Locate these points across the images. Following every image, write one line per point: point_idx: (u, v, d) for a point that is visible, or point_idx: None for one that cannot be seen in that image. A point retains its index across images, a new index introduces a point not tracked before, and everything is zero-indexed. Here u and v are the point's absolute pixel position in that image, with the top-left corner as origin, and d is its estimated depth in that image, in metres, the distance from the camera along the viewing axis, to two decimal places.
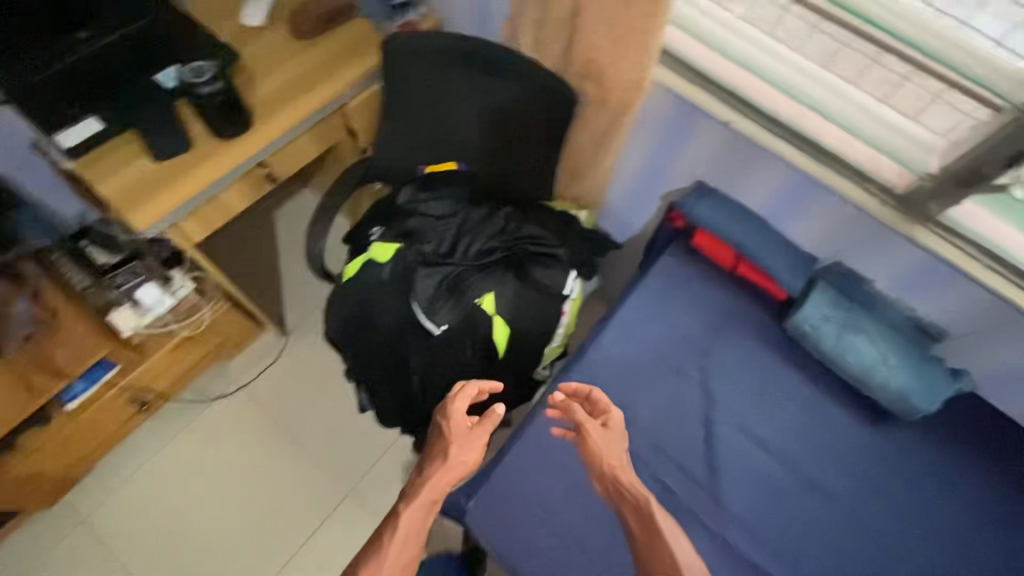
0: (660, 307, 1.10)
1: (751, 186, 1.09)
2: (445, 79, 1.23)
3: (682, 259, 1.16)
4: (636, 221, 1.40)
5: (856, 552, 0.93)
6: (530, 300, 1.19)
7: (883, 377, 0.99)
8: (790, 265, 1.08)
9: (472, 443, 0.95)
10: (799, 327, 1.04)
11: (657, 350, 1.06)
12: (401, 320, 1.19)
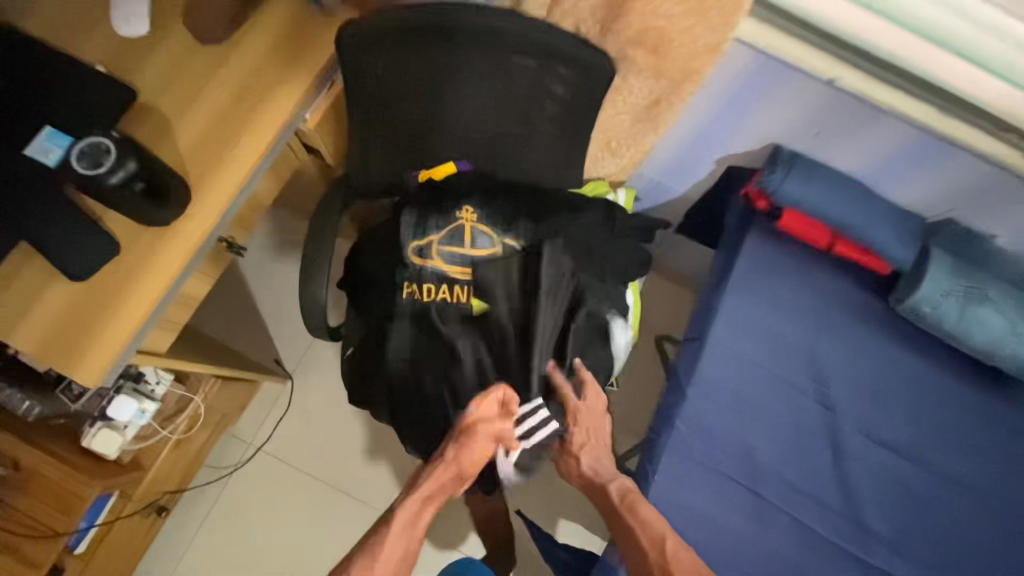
0: (756, 312, 0.93)
1: (847, 147, 0.88)
2: (425, 64, 0.89)
3: (766, 245, 0.96)
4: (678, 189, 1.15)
5: (1001, 536, 0.88)
6: (591, 324, 1.02)
7: (1013, 349, 0.88)
8: (901, 236, 0.90)
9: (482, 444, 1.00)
10: (915, 309, 0.90)
11: (763, 367, 0.91)
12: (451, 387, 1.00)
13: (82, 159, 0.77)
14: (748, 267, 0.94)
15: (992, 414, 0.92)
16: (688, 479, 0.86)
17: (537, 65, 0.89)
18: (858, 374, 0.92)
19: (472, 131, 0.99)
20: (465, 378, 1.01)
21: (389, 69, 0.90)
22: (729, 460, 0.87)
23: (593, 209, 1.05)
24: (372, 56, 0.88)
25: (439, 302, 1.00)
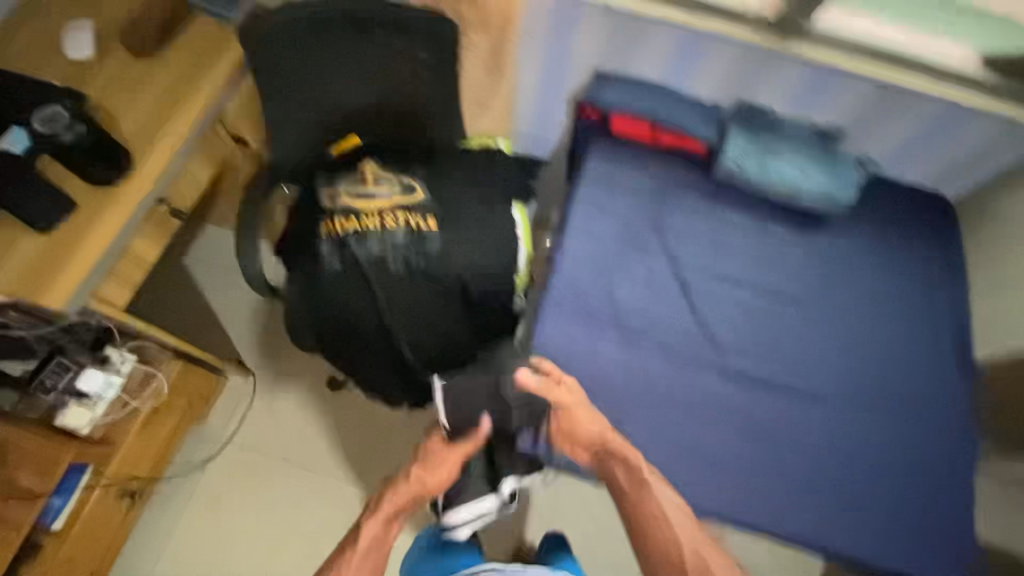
0: (608, 196, 1.14)
1: (644, 59, 1.15)
2: (315, 52, 1.12)
3: (608, 147, 1.19)
4: (551, 135, 1.41)
5: (828, 334, 1.07)
6: (487, 236, 1.20)
7: (806, 187, 1.10)
8: (703, 119, 1.15)
9: (443, 458, 0.99)
10: (727, 171, 1.13)
11: (619, 236, 1.11)
12: (373, 306, 1.13)
13: (42, 121, 0.97)
14: (597, 165, 1.17)
15: (811, 246, 1.13)
16: (567, 328, 1.04)
17: (404, 44, 1.13)
18: (695, 230, 1.13)
19: (365, 103, 1.24)
20: (384, 296, 1.13)
21: (290, 60, 1.12)
22: (599, 309, 1.05)
23: (472, 151, 1.31)
24: (275, 50, 1.10)
25: (353, 233, 1.13)
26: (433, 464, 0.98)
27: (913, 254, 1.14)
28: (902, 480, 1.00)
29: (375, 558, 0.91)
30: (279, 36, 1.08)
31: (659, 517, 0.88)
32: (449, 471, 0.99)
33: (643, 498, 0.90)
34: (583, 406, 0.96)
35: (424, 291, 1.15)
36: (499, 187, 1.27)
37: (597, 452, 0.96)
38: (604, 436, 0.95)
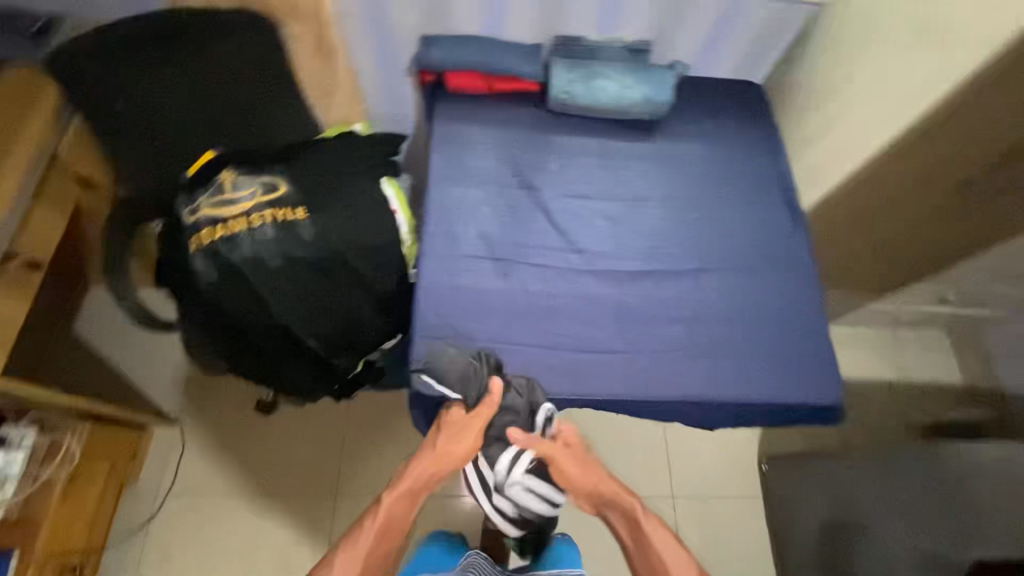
0: (460, 149, 1.22)
1: (458, 15, 1.22)
2: (143, 68, 1.19)
3: (450, 105, 1.26)
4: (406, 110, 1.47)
5: (681, 220, 1.19)
6: (358, 214, 1.23)
7: (629, 97, 1.21)
8: (526, 58, 1.23)
9: (465, 431, 0.99)
10: (559, 100, 1.22)
11: (476, 182, 1.19)
12: (261, 305, 1.14)
13: None
14: (443, 122, 1.24)
15: (649, 149, 1.25)
16: (447, 274, 1.11)
17: (232, 44, 1.22)
18: (545, 160, 1.22)
19: (205, 113, 1.24)
20: (272, 294, 1.14)
21: (118, 80, 1.18)
22: (474, 249, 1.13)
23: (329, 139, 1.34)
24: (100, 73, 1.16)
25: (221, 240, 1.14)
26: (451, 440, 0.99)
27: (738, 135, 1.28)
28: (783, 334, 1.11)
29: (391, 529, 0.96)
30: (111, 60, 1.17)
31: (653, 553, 0.95)
32: (467, 447, 0.99)
33: (641, 529, 0.98)
34: (580, 453, 1.03)
35: (308, 278, 1.17)
36: (361, 166, 1.31)
37: (601, 504, 1.04)
38: (602, 489, 1.02)
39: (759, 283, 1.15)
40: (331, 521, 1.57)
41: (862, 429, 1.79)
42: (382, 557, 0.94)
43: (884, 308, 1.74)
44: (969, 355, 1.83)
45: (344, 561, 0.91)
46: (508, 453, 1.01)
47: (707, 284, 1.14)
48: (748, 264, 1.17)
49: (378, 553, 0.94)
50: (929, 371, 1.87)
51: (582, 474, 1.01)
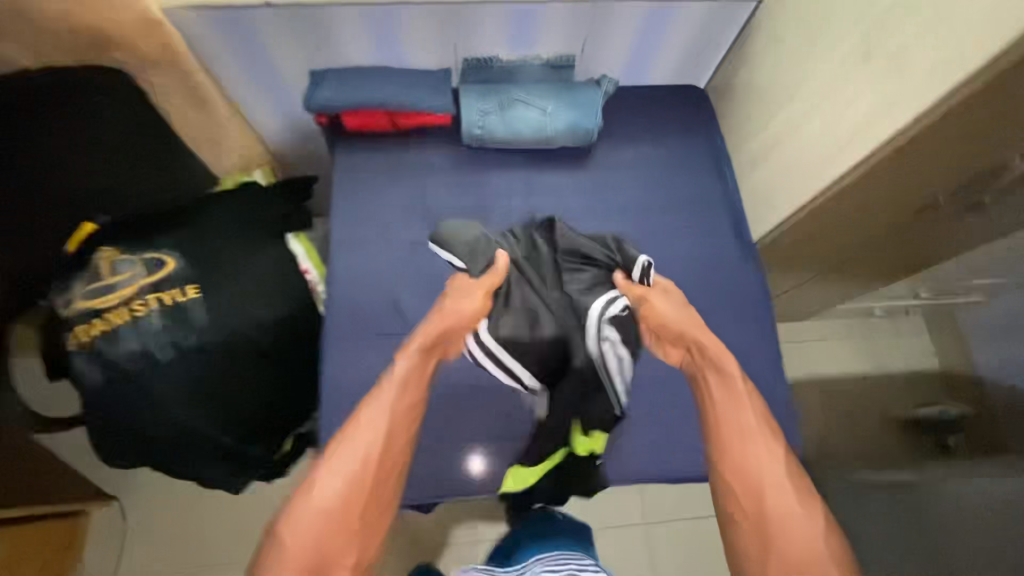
0: (363, 204, 1.07)
1: (349, 49, 1.04)
2: None
3: (353, 149, 1.11)
4: (316, 146, 1.31)
5: None
6: (263, 282, 1.11)
7: (552, 127, 1.06)
8: (430, 90, 1.07)
9: (459, 294, 0.92)
10: (473, 136, 1.08)
11: (383, 242, 1.05)
12: (156, 401, 1.02)
13: None
14: (345, 174, 1.09)
15: (580, 181, 1.12)
16: (357, 355, 0.98)
17: (76, 108, 1.03)
18: (465, 205, 1.09)
19: (69, 186, 1.06)
20: (168, 389, 1.02)
21: None
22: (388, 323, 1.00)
23: (225, 197, 1.20)
24: None
25: (100, 336, 1.00)
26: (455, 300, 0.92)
27: (679, 155, 1.15)
28: None
29: (413, 384, 0.89)
30: None
31: (743, 437, 0.83)
32: (473, 308, 0.91)
33: (734, 418, 0.85)
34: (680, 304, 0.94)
35: (207, 365, 1.04)
36: (261, 223, 1.17)
37: (703, 363, 0.90)
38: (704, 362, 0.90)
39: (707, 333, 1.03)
40: None
41: None
42: (410, 411, 0.87)
43: (855, 304, 1.65)
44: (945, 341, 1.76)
45: (374, 416, 0.85)
46: (598, 302, 0.94)
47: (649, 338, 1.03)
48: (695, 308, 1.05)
49: (408, 409, 0.88)
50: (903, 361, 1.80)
51: (680, 318, 0.92)
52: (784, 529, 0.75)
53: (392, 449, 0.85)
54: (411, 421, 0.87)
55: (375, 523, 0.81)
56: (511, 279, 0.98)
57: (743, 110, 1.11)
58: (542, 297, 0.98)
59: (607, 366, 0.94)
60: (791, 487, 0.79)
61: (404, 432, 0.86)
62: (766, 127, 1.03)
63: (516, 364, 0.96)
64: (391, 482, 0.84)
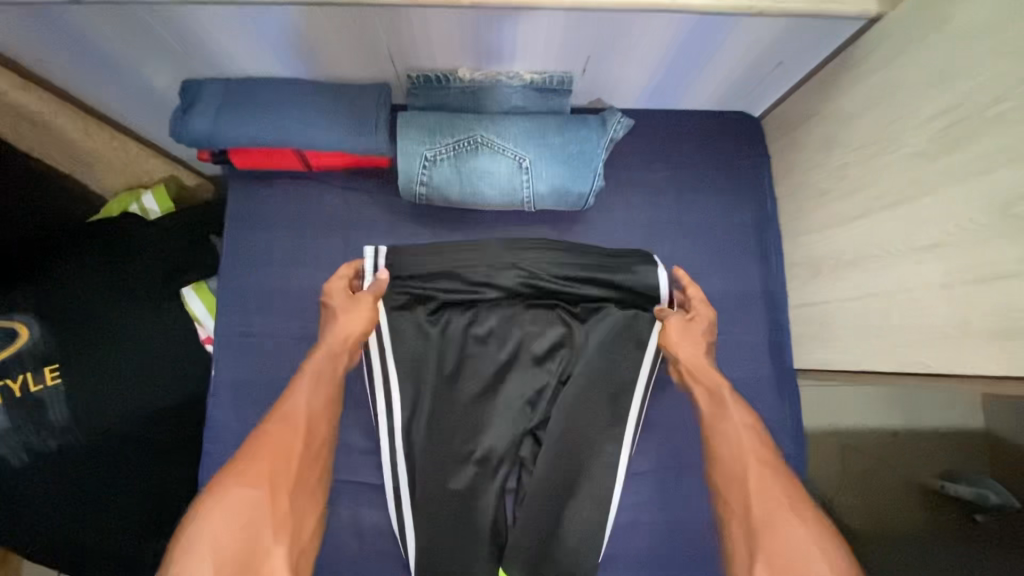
0: (261, 281, 0.78)
1: (232, 56, 0.70)
2: None
3: (253, 196, 0.80)
4: None
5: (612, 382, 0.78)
6: (143, 358, 0.86)
7: (529, 190, 0.74)
8: (352, 123, 0.73)
9: (354, 313, 0.72)
10: (415, 193, 0.75)
11: (284, 339, 0.77)
12: (10, 512, 0.82)
13: None
14: (237, 233, 0.79)
15: None
16: None
17: None
18: None
19: None
20: (27, 498, 0.82)
21: None
22: None
23: (98, 232, 0.91)
24: None
25: None
26: (348, 311, 0.72)
27: (708, 225, 0.82)
28: None
29: (325, 380, 0.69)
30: None
31: (741, 448, 0.64)
32: (369, 323, 0.72)
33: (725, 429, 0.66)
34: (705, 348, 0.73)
35: (73, 467, 0.83)
36: (145, 273, 0.89)
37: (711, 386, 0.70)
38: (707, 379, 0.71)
39: None
40: None
41: None
42: (330, 409, 0.68)
43: None
44: None
45: (286, 413, 0.65)
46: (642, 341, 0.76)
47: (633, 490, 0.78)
48: None
49: (325, 407, 0.68)
50: None
51: (693, 355, 0.72)
52: (772, 531, 0.57)
53: (313, 446, 0.64)
54: (329, 419, 0.67)
55: (301, 536, 0.59)
56: (456, 313, 0.77)
57: (809, 176, 0.75)
58: (503, 341, 0.78)
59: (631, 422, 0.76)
60: (779, 480, 0.61)
61: (321, 430, 0.66)
62: (837, 217, 0.70)
63: (459, 438, 0.74)
64: (313, 488, 0.63)
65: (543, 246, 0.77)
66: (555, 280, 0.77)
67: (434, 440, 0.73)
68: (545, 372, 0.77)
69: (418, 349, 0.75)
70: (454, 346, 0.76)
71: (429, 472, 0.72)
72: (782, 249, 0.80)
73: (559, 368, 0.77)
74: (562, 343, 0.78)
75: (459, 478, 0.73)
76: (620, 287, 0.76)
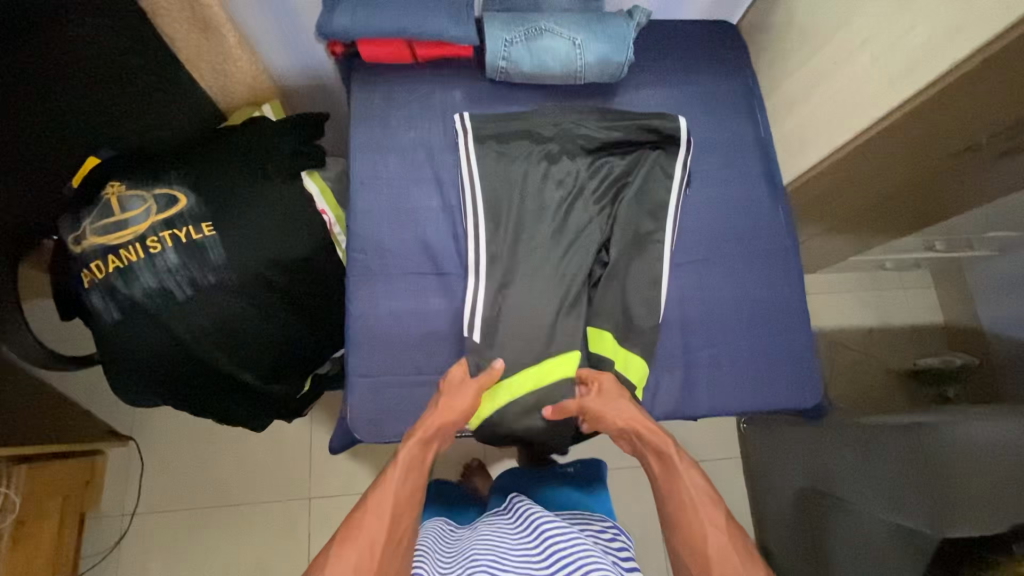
0: (379, 138, 1.01)
1: None
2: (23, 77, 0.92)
3: (369, 81, 1.05)
4: (327, 81, 1.26)
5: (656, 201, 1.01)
6: (277, 219, 1.07)
7: (581, 60, 1.01)
8: (452, 15, 0.99)
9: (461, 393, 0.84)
10: (497, 68, 1.02)
11: (401, 179, 0.99)
12: (174, 340, 1.00)
13: None
14: (360, 106, 1.03)
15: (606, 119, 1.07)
16: (376, 296, 0.93)
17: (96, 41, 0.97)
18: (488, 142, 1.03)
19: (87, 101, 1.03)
20: (187, 328, 1.00)
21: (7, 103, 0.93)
22: (411, 263, 0.95)
23: (234, 132, 1.14)
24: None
25: (116, 271, 0.98)
26: (453, 393, 0.84)
27: (710, 93, 1.10)
28: (768, 326, 0.99)
29: (416, 471, 0.76)
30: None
31: (681, 500, 0.75)
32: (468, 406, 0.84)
33: (674, 486, 0.76)
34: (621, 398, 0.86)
35: (225, 302, 1.02)
36: (272, 158, 1.12)
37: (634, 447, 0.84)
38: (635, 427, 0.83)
39: (734, 279, 1.00)
40: (307, 530, 1.52)
41: (842, 377, 1.77)
42: (416, 496, 0.74)
43: (870, 259, 1.64)
44: (954, 294, 1.79)
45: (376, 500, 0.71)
46: (673, 166, 1.02)
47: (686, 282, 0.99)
48: (727, 252, 1.02)
49: (412, 489, 0.75)
50: (908, 315, 1.84)
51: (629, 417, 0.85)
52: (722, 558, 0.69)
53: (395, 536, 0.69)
54: (414, 507, 0.73)
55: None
56: (531, 158, 1.02)
57: (779, 48, 1.05)
58: (570, 175, 1.02)
59: (670, 225, 1.00)
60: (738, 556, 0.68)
61: (405, 524, 0.72)
62: (804, 63, 0.98)
63: (545, 241, 0.97)
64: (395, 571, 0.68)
65: (593, 109, 1.05)
66: (604, 134, 1.03)
67: (517, 246, 0.97)
68: (598, 202, 1.01)
69: (496, 184, 0.99)
70: (533, 180, 1.01)
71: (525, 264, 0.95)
72: (766, 105, 1.09)
73: (612, 200, 1.01)
74: (612, 182, 1.02)
75: (546, 271, 0.96)
76: (659, 132, 1.02)
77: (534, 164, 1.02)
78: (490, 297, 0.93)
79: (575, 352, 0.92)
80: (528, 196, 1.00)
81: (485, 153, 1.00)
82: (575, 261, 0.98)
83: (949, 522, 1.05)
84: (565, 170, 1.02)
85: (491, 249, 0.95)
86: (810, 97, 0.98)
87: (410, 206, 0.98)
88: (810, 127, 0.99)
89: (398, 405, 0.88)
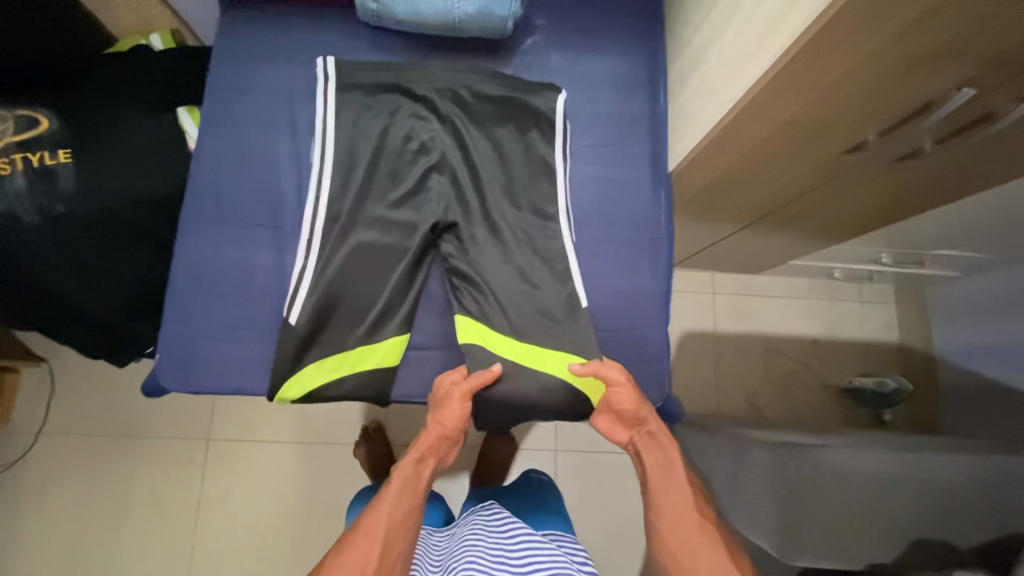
0: (240, 78, 0.95)
1: None
2: None
3: (238, 12, 0.98)
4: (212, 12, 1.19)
5: (524, 176, 0.93)
6: (141, 153, 1.03)
7: (459, 9, 0.92)
8: None
9: (448, 409, 0.86)
10: (368, 10, 0.93)
11: (255, 123, 0.94)
12: (19, 265, 0.98)
13: None
14: (223, 40, 0.96)
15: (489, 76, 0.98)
16: (204, 245, 0.89)
17: None
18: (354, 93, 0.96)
19: None
20: (32, 255, 0.98)
21: None
22: (252, 213, 0.90)
23: (114, 58, 1.09)
24: None
25: None
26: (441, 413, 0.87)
27: (611, 60, 1.00)
28: (620, 317, 0.94)
29: (410, 492, 0.84)
30: None
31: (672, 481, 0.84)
32: (456, 423, 0.87)
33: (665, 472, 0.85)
34: (633, 388, 0.86)
35: (75, 233, 0.99)
36: (146, 90, 1.06)
37: (634, 439, 0.89)
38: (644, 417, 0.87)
39: (593, 266, 0.94)
40: (204, 468, 1.54)
41: (774, 385, 1.68)
42: (409, 516, 0.83)
43: (815, 264, 1.52)
44: (912, 314, 1.65)
45: (369, 527, 0.79)
46: (548, 141, 0.94)
47: (562, 265, 0.90)
48: (592, 236, 0.95)
49: (406, 509, 0.83)
50: (857, 329, 1.72)
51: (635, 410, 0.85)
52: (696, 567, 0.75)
53: (385, 564, 0.77)
54: (407, 527, 0.82)
55: None
56: (395, 116, 0.94)
57: (684, 14, 0.94)
58: (437, 138, 0.95)
59: (532, 204, 0.93)
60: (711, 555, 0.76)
61: (399, 542, 0.80)
62: (701, 31, 0.87)
63: (391, 205, 0.91)
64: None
65: (473, 68, 0.95)
66: (480, 102, 0.95)
67: (361, 211, 0.91)
68: (461, 175, 0.93)
69: (352, 137, 0.93)
70: (393, 139, 0.94)
71: (364, 227, 0.90)
72: (668, 81, 0.99)
73: (473, 173, 0.93)
74: (479, 152, 0.94)
75: (387, 238, 0.90)
76: (535, 104, 0.93)
77: (395, 124, 0.94)
78: (321, 266, 0.87)
79: (407, 333, 0.89)
80: (382, 158, 0.93)
81: (343, 105, 0.93)
82: (422, 232, 0.91)
83: (799, 553, 0.95)
84: (428, 135, 0.95)
85: (329, 209, 0.89)
86: (700, 72, 0.88)
87: (258, 155, 0.93)
88: (697, 108, 0.89)
89: (212, 358, 0.86)
